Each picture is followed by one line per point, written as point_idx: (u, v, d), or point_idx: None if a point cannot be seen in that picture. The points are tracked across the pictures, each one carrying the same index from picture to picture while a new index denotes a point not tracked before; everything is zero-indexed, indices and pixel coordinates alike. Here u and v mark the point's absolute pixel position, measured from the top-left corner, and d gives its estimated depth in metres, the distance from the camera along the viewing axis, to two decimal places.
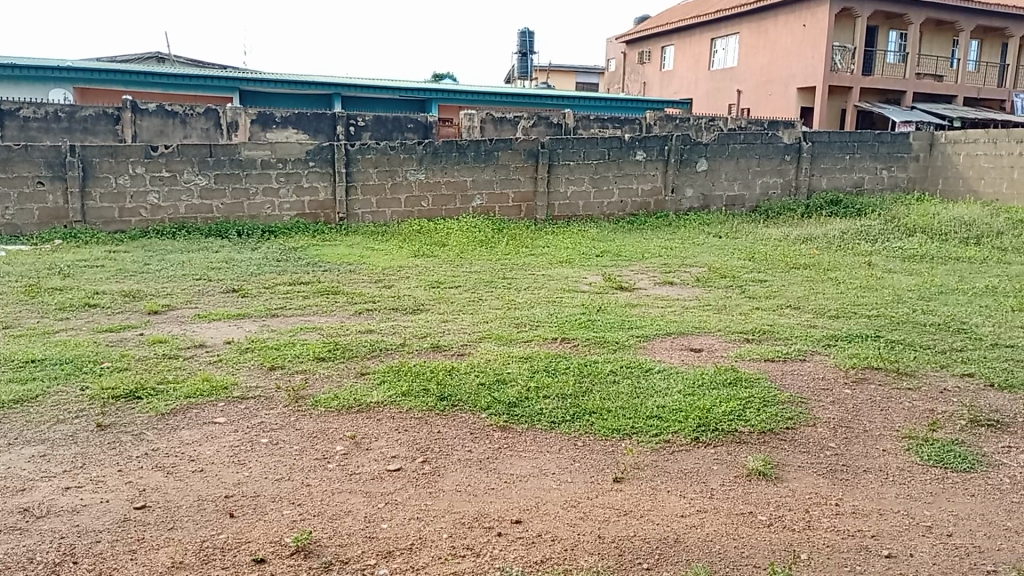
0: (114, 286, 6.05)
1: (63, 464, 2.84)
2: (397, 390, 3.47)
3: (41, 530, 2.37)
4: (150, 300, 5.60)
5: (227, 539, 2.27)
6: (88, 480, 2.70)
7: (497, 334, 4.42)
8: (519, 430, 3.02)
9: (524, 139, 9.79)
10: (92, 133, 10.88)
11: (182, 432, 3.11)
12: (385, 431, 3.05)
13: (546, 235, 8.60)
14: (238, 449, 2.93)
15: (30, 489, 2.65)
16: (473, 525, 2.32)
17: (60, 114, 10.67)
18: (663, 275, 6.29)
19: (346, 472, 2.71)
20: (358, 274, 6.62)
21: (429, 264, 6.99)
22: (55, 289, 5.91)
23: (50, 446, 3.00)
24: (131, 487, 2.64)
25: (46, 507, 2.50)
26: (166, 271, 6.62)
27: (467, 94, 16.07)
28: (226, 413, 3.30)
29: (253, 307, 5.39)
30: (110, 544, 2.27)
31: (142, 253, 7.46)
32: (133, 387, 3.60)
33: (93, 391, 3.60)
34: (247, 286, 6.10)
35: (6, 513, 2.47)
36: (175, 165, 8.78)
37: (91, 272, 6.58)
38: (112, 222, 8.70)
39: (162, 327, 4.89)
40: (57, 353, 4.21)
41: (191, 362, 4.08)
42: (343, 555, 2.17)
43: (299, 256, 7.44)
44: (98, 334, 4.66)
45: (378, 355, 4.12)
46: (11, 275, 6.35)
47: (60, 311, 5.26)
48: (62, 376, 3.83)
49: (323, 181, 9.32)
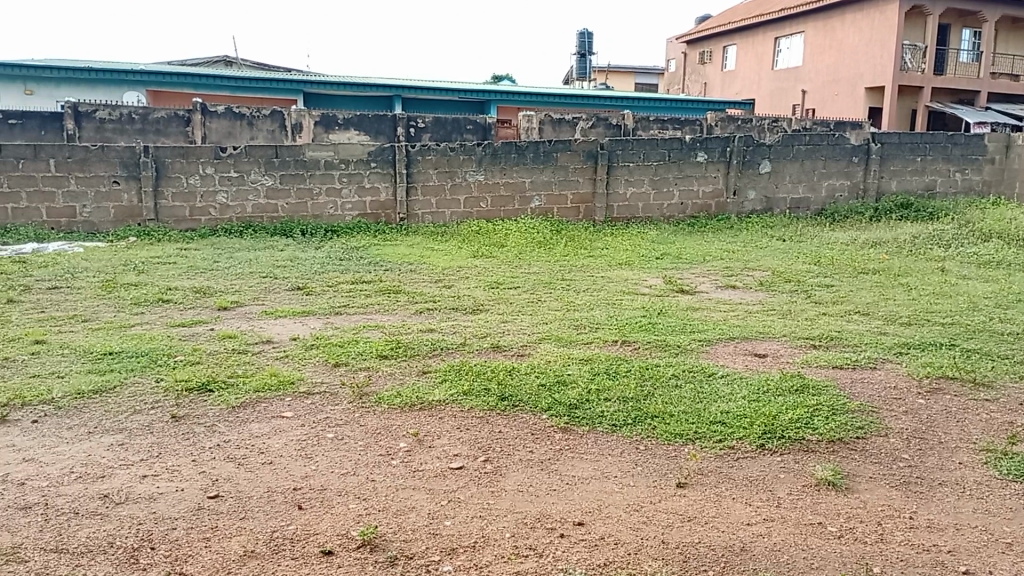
0: (185, 282, 6.26)
1: (140, 453, 2.95)
2: (458, 388, 3.51)
3: (120, 516, 2.46)
4: (219, 296, 5.78)
5: (296, 531, 2.33)
6: (164, 469, 2.80)
7: (557, 335, 4.42)
8: (580, 432, 3.02)
9: (583, 140, 9.76)
10: (163, 134, 11.30)
11: (251, 425, 3.21)
12: (446, 429, 3.08)
13: (605, 237, 8.55)
14: (305, 443, 3.00)
15: (109, 476, 2.76)
16: (536, 526, 2.33)
17: (134, 116, 11.15)
18: (725, 279, 6.19)
19: (409, 469, 2.75)
20: (418, 274, 6.70)
21: (488, 265, 7.02)
22: (131, 284, 6.14)
23: (128, 435, 3.13)
24: (204, 477, 2.73)
25: (125, 494, 2.61)
26: (234, 268, 6.82)
27: (526, 95, 16.08)
28: (293, 408, 3.39)
29: (317, 305, 5.51)
30: (185, 532, 2.35)
31: (211, 251, 7.69)
32: (205, 380, 3.73)
33: (167, 383, 3.73)
34: (312, 284, 6.24)
35: (87, 499, 2.58)
36: (243, 165, 9.02)
37: (164, 268, 6.81)
38: (183, 220, 9.00)
39: (230, 322, 5.04)
40: (134, 346, 4.38)
41: (259, 357, 4.20)
42: (407, 550, 2.21)
43: (361, 256, 7.57)
44: (171, 328, 4.84)
45: (439, 354, 4.17)
46: (89, 271, 6.62)
47: (135, 305, 5.47)
48: (138, 368, 3.99)
49: (384, 181, 9.47)
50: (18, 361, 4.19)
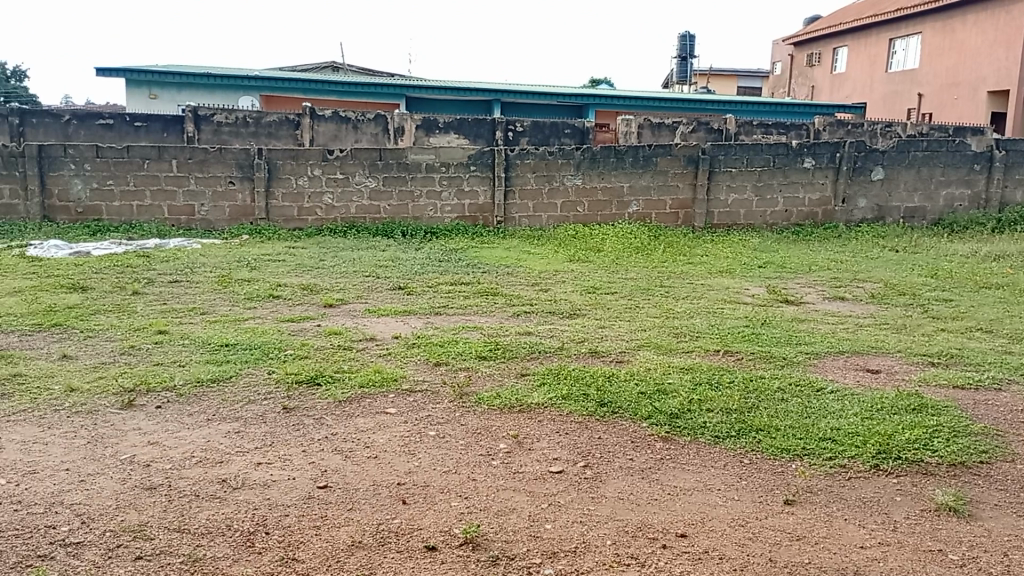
0: (294, 279, 6.53)
1: (255, 441, 3.10)
2: (557, 392, 3.51)
3: (237, 500, 2.59)
4: (325, 294, 6.00)
5: (401, 524, 2.40)
6: (277, 458, 2.93)
7: (657, 343, 4.37)
8: (682, 442, 2.98)
9: (684, 145, 9.60)
10: (275, 137, 11.82)
11: (357, 419, 3.31)
12: (546, 433, 3.09)
13: (705, 244, 8.38)
14: (408, 439, 3.08)
15: (227, 462, 2.91)
16: (637, 535, 2.31)
17: (248, 120, 11.67)
18: (833, 290, 5.96)
19: (509, 470, 2.78)
20: (515, 277, 6.75)
21: (585, 269, 7.01)
22: (244, 280, 6.45)
23: (244, 424, 3.29)
24: (314, 467, 2.84)
25: (241, 480, 2.75)
26: (339, 267, 7.06)
27: (625, 99, 15.95)
28: (396, 404, 3.48)
29: (417, 305, 5.64)
30: (297, 519, 2.46)
31: (317, 250, 7.99)
32: (313, 374, 3.88)
33: (278, 375, 3.91)
34: (412, 284, 6.39)
35: (207, 482, 2.73)
36: (349, 168, 9.33)
37: (275, 265, 7.13)
38: (291, 219, 9.40)
39: (336, 319, 5.22)
40: (248, 339, 4.60)
41: (363, 354, 4.33)
42: (508, 551, 2.23)
43: (459, 257, 7.69)
44: (281, 323, 5.06)
45: (537, 357, 4.19)
46: (206, 266, 7.00)
47: (248, 300, 5.75)
48: (252, 360, 4.19)
49: (483, 184, 9.59)
50: (144, 349, 4.48)
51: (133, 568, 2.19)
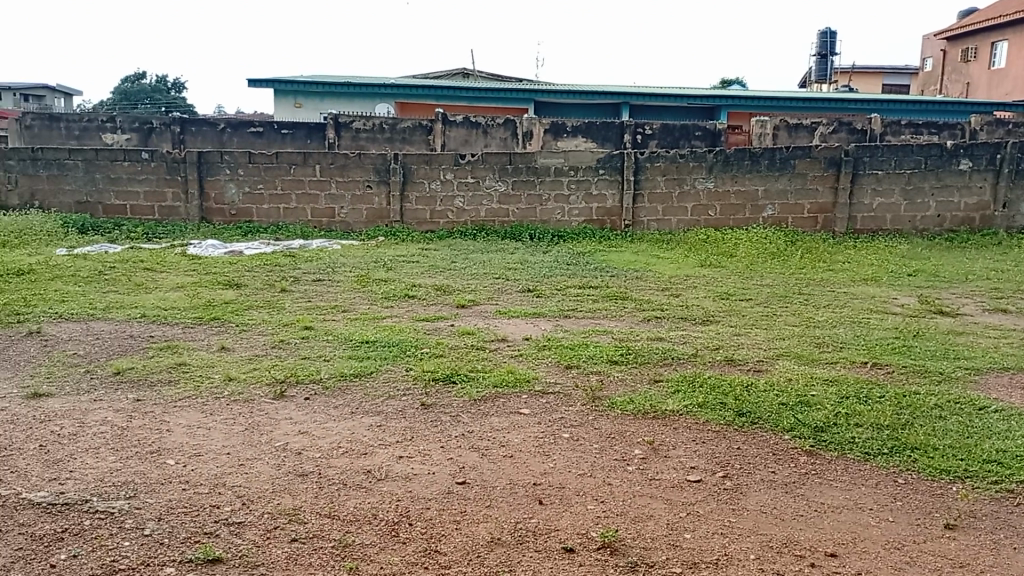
0: (428, 280, 6.74)
1: (396, 435, 3.22)
2: (692, 400, 3.44)
3: (382, 491, 2.71)
4: (457, 295, 6.15)
5: (539, 524, 2.42)
6: (417, 452, 3.04)
7: (797, 353, 4.19)
8: (828, 457, 2.84)
9: (825, 147, 9.17)
10: (409, 142, 12.24)
11: (493, 418, 3.38)
12: (682, 441, 3.04)
13: (847, 250, 7.96)
14: (543, 440, 3.10)
15: (370, 454, 3.04)
16: (782, 551, 2.23)
17: (384, 126, 12.13)
18: (993, 301, 5.52)
19: (645, 477, 2.74)
20: (645, 281, 6.67)
21: (717, 275, 6.83)
22: (381, 280, 6.72)
23: (385, 418, 3.43)
24: (452, 463, 2.92)
25: (385, 471, 2.86)
26: (470, 269, 7.22)
27: (759, 100, 15.42)
28: (530, 405, 3.52)
29: (547, 307, 5.68)
30: (438, 513, 2.53)
31: (449, 252, 8.21)
32: (449, 372, 3.99)
33: (415, 372, 4.05)
34: (541, 287, 6.44)
35: (354, 472, 2.87)
36: (479, 172, 9.53)
37: (409, 266, 7.38)
38: (424, 222, 9.71)
39: (468, 320, 5.35)
40: (386, 336, 4.79)
41: (496, 354, 4.41)
42: (647, 558, 2.21)
43: (588, 261, 7.68)
44: (417, 322, 5.23)
45: (670, 363, 4.13)
46: (346, 266, 7.34)
47: (385, 299, 5.99)
48: (391, 357, 4.36)
49: (611, 188, 9.55)
50: (292, 343, 4.76)
51: (288, 549, 2.33)
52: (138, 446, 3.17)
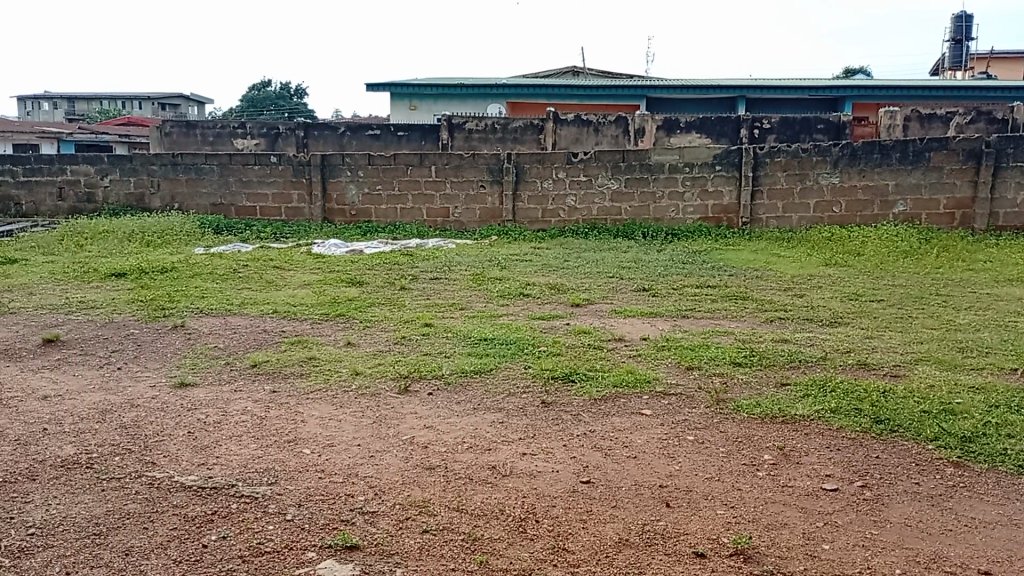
0: (542, 279, 6.77)
1: (518, 432, 3.26)
2: (824, 405, 3.30)
3: (507, 487, 2.74)
4: (572, 294, 6.14)
5: (667, 527, 2.39)
6: (540, 450, 3.06)
7: (937, 358, 3.95)
8: (978, 470, 2.67)
9: (964, 138, 8.61)
10: (520, 142, 12.33)
11: (614, 418, 3.36)
12: (815, 447, 2.92)
13: (988, 248, 7.43)
14: (667, 442, 3.06)
15: (494, 450, 3.09)
16: (931, 567, 2.11)
17: (496, 126, 12.28)
18: None
19: (777, 483, 2.65)
20: (766, 281, 6.46)
21: (844, 274, 6.53)
22: (496, 278, 6.80)
23: (506, 415, 3.47)
24: (576, 462, 2.92)
25: (509, 468, 2.90)
26: (584, 268, 7.20)
27: (887, 89, 14.61)
28: (651, 406, 3.47)
29: (664, 307, 5.58)
30: (564, 511, 2.54)
31: (562, 250, 8.21)
32: (568, 371, 4.00)
33: (534, 370, 4.08)
34: (657, 286, 6.34)
35: (479, 468, 2.92)
36: (592, 170, 9.50)
37: (523, 265, 7.44)
38: (536, 221, 9.77)
39: (584, 319, 5.34)
40: (504, 334, 4.85)
41: (614, 354, 4.38)
42: (784, 567, 2.14)
43: (704, 260, 7.50)
44: (533, 321, 5.27)
45: (798, 366, 3.97)
46: (462, 264, 7.47)
47: (501, 298, 6.06)
48: (509, 354, 4.41)
49: (728, 185, 9.30)
50: (413, 340, 4.89)
51: (420, 540, 2.39)
52: (276, 435, 3.35)
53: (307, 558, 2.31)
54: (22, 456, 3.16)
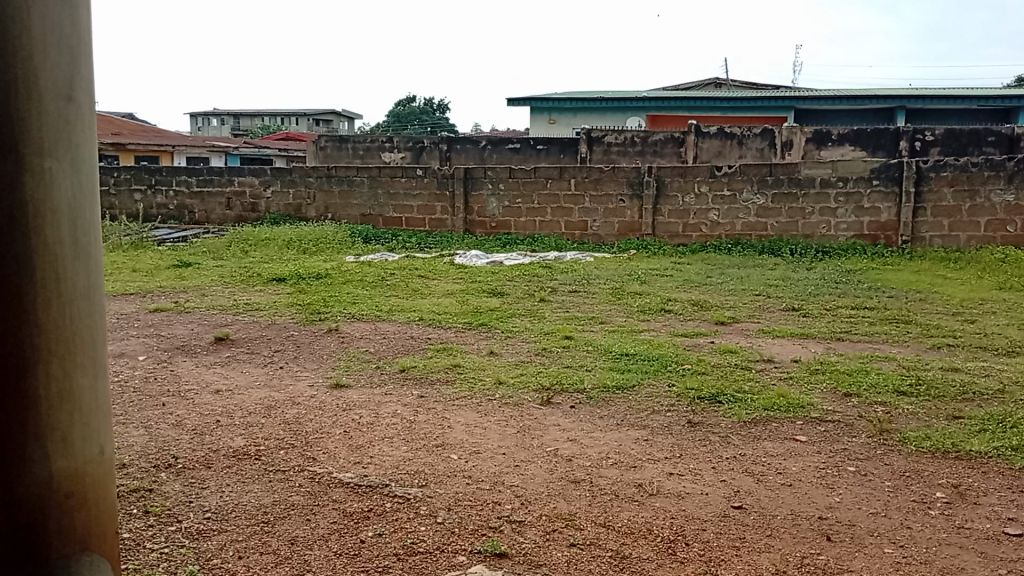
0: (684, 295, 6.63)
1: (664, 451, 3.20)
2: (1004, 443, 3.04)
3: (654, 506, 2.69)
4: (716, 311, 5.98)
5: (828, 562, 2.27)
6: (687, 470, 2.99)
7: None
8: None
9: None
10: (660, 155, 12.11)
11: (766, 442, 3.23)
12: (994, 487, 2.69)
13: None
14: (824, 471, 2.91)
15: (640, 468, 3.05)
16: None
17: (636, 139, 12.15)
18: None
19: (951, 523, 2.46)
20: (930, 304, 6.02)
21: (1021, 300, 5.99)
22: (636, 293, 6.73)
23: (651, 432, 3.42)
24: (726, 486, 2.84)
25: (656, 487, 2.85)
26: (728, 285, 7.00)
27: None
28: (806, 432, 3.31)
29: (816, 328, 5.32)
30: (715, 535, 2.47)
31: (704, 266, 8.02)
32: (715, 391, 3.89)
33: (679, 389, 3.99)
34: (808, 306, 6.06)
35: (624, 485, 2.88)
36: (737, 184, 9.24)
37: (663, 280, 7.32)
38: (676, 235, 9.60)
39: (730, 337, 5.18)
40: (646, 350, 4.78)
41: (763, 375, 4.22)
42: None
43: (858, 279, 7.10)
44: (676, 337, 5.17)
45: (970, 399, 3.67)
46: (601, 278, 7.45)
47: (642, 313, 5.99)
48: (652, 371, 4.35)
49: (887, 201, 8.78)
50: (554, 352, 4.92)
51: (567, 554, 2.40)
52: (425, 438, 3.47)
53: (459, 562, 2.37)
54: (200, 445, 3.44)
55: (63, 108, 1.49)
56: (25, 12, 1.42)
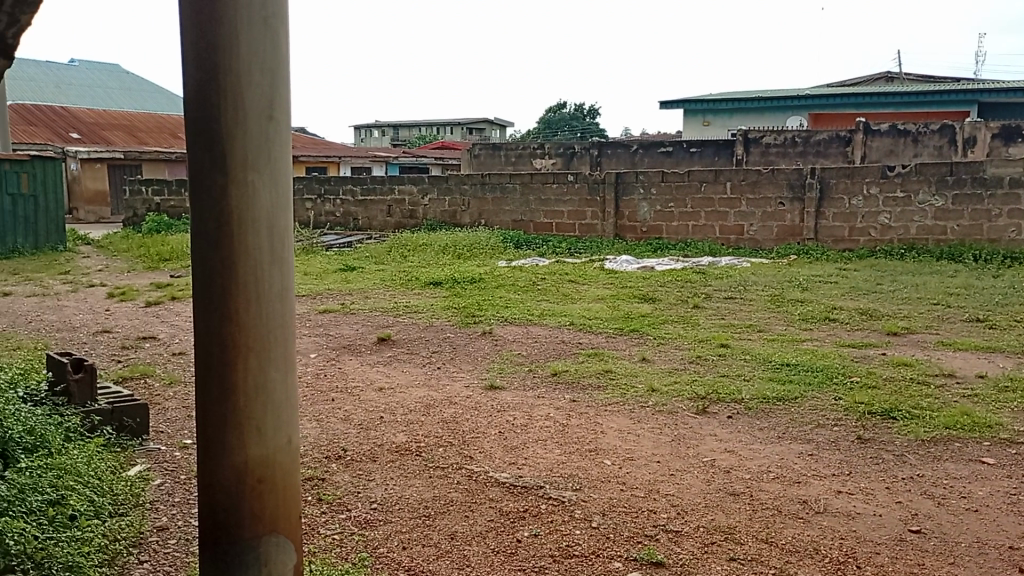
0: (850, 303, 6.26)
1: (831, 467, 3.04)
2: None
3: (821, 525, 2.56)
4: (887, 321, 5.59)
5: None
6: (858, 489, 2.82)
7: None
8: None
9: None
10: (823, 155, 11.51)
11: (948, 464, 2.99)
12: None
13: None
14: (1017, 499, 2.66)
15: (805, 483, 2.91)
16: None
17: (797, 139, 11.63)
18: None
19: None
20: None
21: None
22: (797, 301, 6.43)
23: (816, 447, 3.26)
24: (903, 508, 2.65)
25: (823, 505, 2.71)
26: (900, 293, 6.53)
27: None
28: (995, 455, 3.04)
29: (1004, 341, 4.86)
30: (890, 560, 2.32)
31: (873, 273, 7.53)
32: (888, 406, 3.64)
33: (846, 402, 3.77)
34: (995, 317, 5.54)
35: (788, 500, 2.76)
36: (911, 185, 8.68)
37: (827, 287, 6.95)
38: (842, 240, 9.10)
39: (903, 349, 4.84)
40: (809, 361, 4.56)
41: (942, 391, 3.90)
42: None
43: None
44: (842, 348, 4.88)
45: None
46: (759, 285, 7.17)
47: (804, 321, 5.71)
48: (816, 383, 4.13)
49: None
50: (710, 360, 4.79)
51: (727, 568, 2.33)
52: (578, 443, 3.48)
53: (614, 568, 2.36)
54: (366, 439, 3.64)
55: (263, 126, 1.63)
56: (233, 41, 1.58)
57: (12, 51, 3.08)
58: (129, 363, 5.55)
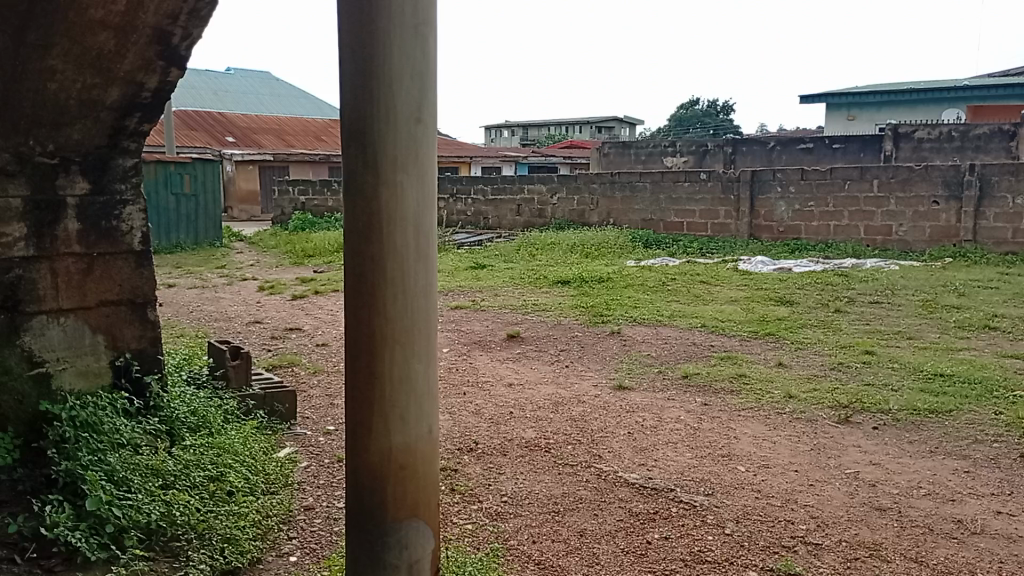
0: (1014, 310, 5.77)
1: (990, 487, 2.83)
2: None
3: (979, 547, 2.40)
4: None
5: None
6: (1021, 512, 2.62)
7: None
8: None
9: None
10: (984, 150, 10.76)
11: None
12: None
13: None
14: None
15: (959, 502, 2.72)
16: None
17: (953, 134, 11.00)
18: None
19: None
20: None
21: None
22: (953, 306, 5.99)
23: (974, 464, 3.04)
24: None
25: (981, 526, 2.53)
26: None
27: None
28: None
29: None
30: None
31: None
32: None
33: (1008, 418, 3.49)
34: None
35: (941, 519, 2.60)
36: None
37: (987, 293, 6.44)
38: (1003, 242, 8.50)
39: None
40: (966, 371, 4.24)
41: None
42: None
43: None
44: (1005, 359, 4.51)
45: None
46: (908, 289, 6.74)
47: (960, 329, 5.31)
48: (974, 396, 3.84)
49: None
50: (853, 367, 4.55)
51: None
52: (710, 447, 3.41)
53: None
54: (496, 433, 3.72)
55: (412, 128, 1.71)
56: (386, 48, 1.66)
57: (184, 58, 3.37)
58: (277, 353, 5.94)
